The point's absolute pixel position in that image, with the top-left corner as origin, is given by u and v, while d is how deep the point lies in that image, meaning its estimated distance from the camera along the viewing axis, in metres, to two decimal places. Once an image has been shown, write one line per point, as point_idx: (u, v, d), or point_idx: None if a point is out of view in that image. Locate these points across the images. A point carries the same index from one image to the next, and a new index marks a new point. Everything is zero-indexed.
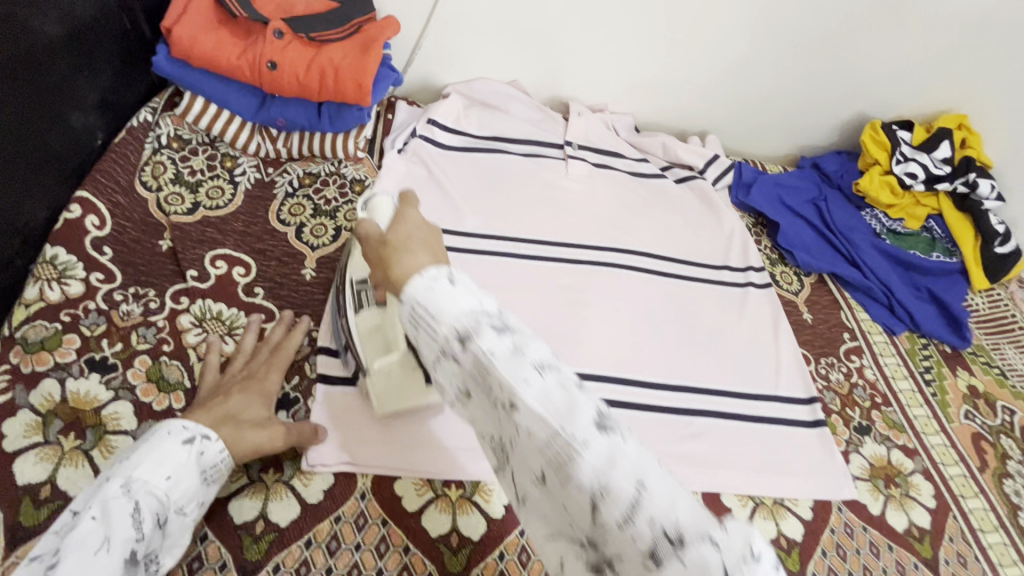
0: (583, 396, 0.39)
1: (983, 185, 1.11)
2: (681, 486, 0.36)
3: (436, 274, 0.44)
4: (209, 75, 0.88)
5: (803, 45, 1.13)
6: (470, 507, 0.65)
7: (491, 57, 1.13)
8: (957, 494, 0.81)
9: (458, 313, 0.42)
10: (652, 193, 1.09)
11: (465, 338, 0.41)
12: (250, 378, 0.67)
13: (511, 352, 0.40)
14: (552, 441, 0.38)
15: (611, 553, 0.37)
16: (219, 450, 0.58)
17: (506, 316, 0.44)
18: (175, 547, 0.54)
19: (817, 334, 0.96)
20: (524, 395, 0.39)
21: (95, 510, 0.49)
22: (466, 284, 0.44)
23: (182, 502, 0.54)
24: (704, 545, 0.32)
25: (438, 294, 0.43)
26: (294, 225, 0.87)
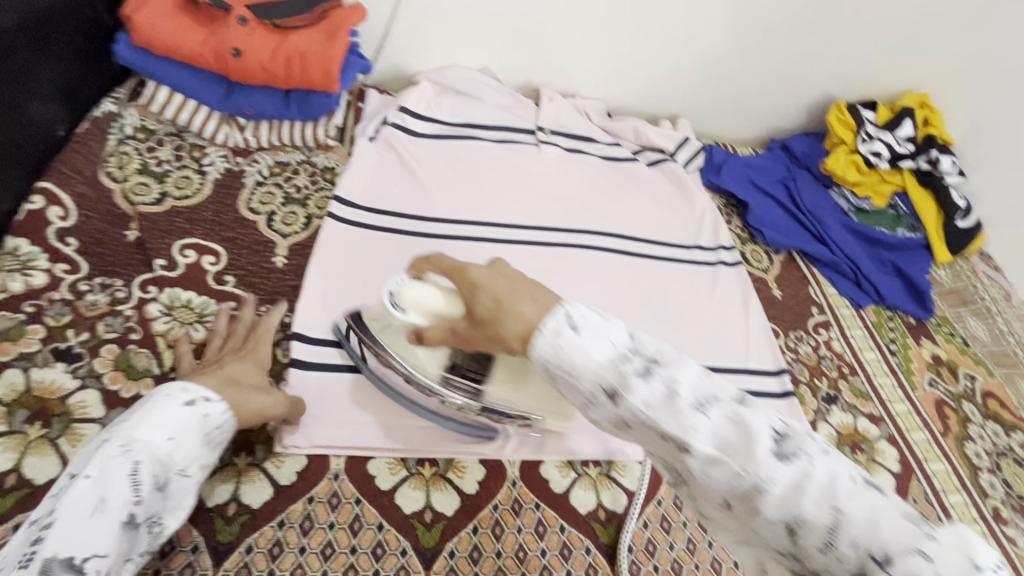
0: (756, 418, 0.39)
1: (945, 161, 1.15)
2: (883, 499, 0.35)
3: (555, 324, 0.44)
4: (173, 64, 0.87)
5: (769, 27, 1.15)
6: (443, 484, 0.65)
7: (461, 44, 1.13)
8: (920, 457, 0.83)
9: (596, 366, 0.42)
10: (623, 176, 1.11)
11: (615, 396, 0.42)
12: (243, 349, 0.69)
13: (667, 396, 0.40)
14: (742, 483, 0.37)
15: (814, 570, 0.36)
16: (223, 411, 0.59)
17: (646, 351, 0.43)
18: (178, 508, 0.55)
19: (786, 309, 0.98)
20: (697, 439, 0.39)
21: (93, 470, 0.50)
22: (588, 322, 0.44)
23: (183, 464, 0.55)
24: (913, 560, 0.32)
25: (569, 350, 0.43)
26: (264, 214, 0.87)
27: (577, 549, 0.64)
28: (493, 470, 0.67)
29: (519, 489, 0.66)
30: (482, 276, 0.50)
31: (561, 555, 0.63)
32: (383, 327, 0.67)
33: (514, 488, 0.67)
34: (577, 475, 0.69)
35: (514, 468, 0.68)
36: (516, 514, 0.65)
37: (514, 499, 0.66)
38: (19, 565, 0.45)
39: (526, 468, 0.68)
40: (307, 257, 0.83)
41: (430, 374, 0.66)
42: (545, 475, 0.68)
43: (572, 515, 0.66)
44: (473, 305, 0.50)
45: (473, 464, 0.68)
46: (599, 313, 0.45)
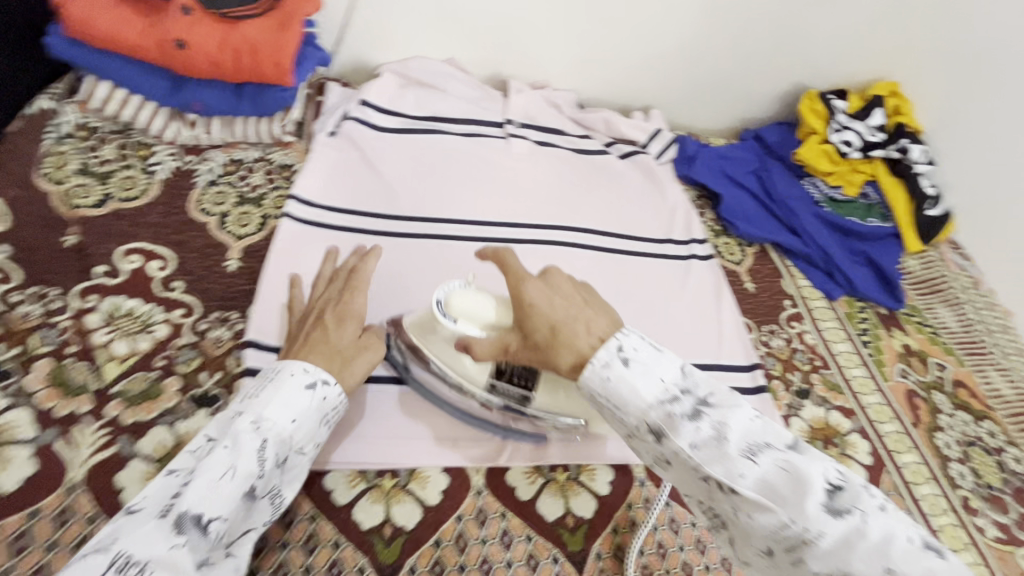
0: (811, 467, 0.46)
1: (915, 150, 1.15)
2: (928, 559, 0.41)
3: (606, 356, 0.53)
4: (113, 57, 0.82)
5: (739, 15, 1.13)
6: (405, 495, 0.63)
7: (425, 34, 1.09)
8: (891, 450, 0.83)
9: (644, 404, 0.50)
10: (595, 169, 1.08)
11: (661, 433, 0.50)
12: (338, 303, 0.68)
13: (715, 438, 0.48)
14: (787, 530, 0.44)
15: None
16: (338, 395, 0.62)
17: (696, 394, 0.51)
18: (292, 482, 0.58)
19: (758, 302, 0.97)
20: (744, 482, 0.46)
21: (228, 441, 0.53)
22: (638, 357, 0.52)
23: (302, 443, 0.58)
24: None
25: (619, 384, 0.51)
26: (216, 215, 0.82)
27: (544, 558, 0.62)
28: (456, 479, 0.66)
29: (484, 499, 0.64)
30: (538, 301, 0.57)
31: (527, 566, 0.61)
32: (428, 339, 0.65)
33: (479, 498, 0.65)
34: (544, 481, 0.68)
35: (479, 475, 0.67)
36: (480, 525, 0.63)
37: (479, 510, 0.64)
38: (157, 516, 0.48)
39: (492, 476, 0.67)
40: (262, 260, 0.79)
41: (476, 382, 0.65)
42: (511, 482, 0.67)
43: (540, 523, 0.64)
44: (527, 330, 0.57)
45: (436, 474, 0.66)
46: (651, 347, 0.53)
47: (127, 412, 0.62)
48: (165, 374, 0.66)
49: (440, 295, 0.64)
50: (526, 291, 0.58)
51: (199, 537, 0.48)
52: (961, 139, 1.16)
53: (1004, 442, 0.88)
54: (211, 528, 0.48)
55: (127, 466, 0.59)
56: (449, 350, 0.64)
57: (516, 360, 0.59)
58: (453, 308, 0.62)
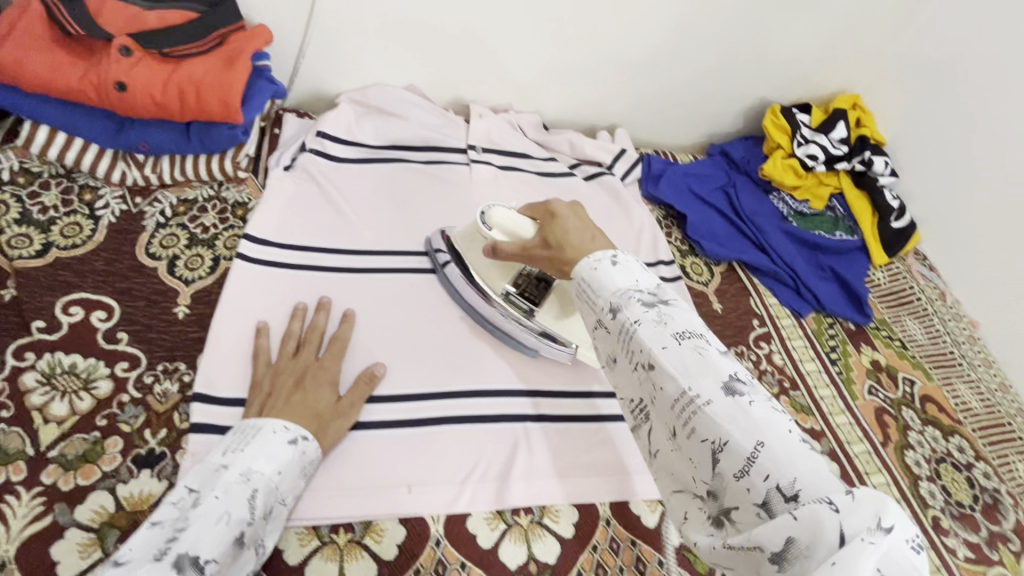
0: (722, 363, 0.47)
1: (878, 162, 1.15)
2: (804, 450, 0.42)
3: (601, 256, 0.56)
4: (52, 101, 0.80)
5: (699, 33, 1.12)
6: (359, 552, 0.62)
7: (384, 63, 1.07)
8: (861, 471, 0.82)
9: (616, 287, 0.53)
10: (559, 192, 1.07)
11: (618, 310, 0.51)
12: (318, 366, 0.70)
13: (657, 323, 0.49)
14: (688, 400, 0.46)
15: (727, 501, 0.44)
16: (316, 449, 0.62)
17: (657, 289, 0.53)
18: (274, 531, 0.58)
19: (727, 323, 0.96)
20: (664, 358, 0.48)
21: (218, 490, 0.53)
22: (627, 263, 0.55)
23: (285, 493, 0.58)
24: (816, 504, 0.39)
25: (599, 270, 0.54)
26: (165, 258, 0.80)
27: None
28: (414, 530, 0.64)
29: (443, 549, 0.63)
30: (561, 212, 0.65)
31: None
32: (473, 255, 0.84)
33: (438, 548, 0.64)
34: (506, 526, 0.67)
35: (439, 525, 0.65)
36: None
37: (437, 561, 0.63)
38: (154, 560, 0.48)
39: (451, 523, 0.65)
40: (213, 305, 0.77)
41: (497, 287, 0.82)
42: (472, 529, 0.66)
43: (501, 571, 0.63)
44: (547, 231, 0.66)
45: (393, 526, 0.64)
46: (637, 260, 0.55)
47: (64, 478, 0.60)
48: (106, 434, 0.64)
49: (484, 210, 0.79)
50: (553, 204, 0.67)
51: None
52: (922, 150, 1.17)
53: (974, 457, 0.87)
54: (208, 569, 0.49)
55: (64, 536, 0.57)
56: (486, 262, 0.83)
57: (530, 258, 0.69)
58: (493, 220, 0.76)
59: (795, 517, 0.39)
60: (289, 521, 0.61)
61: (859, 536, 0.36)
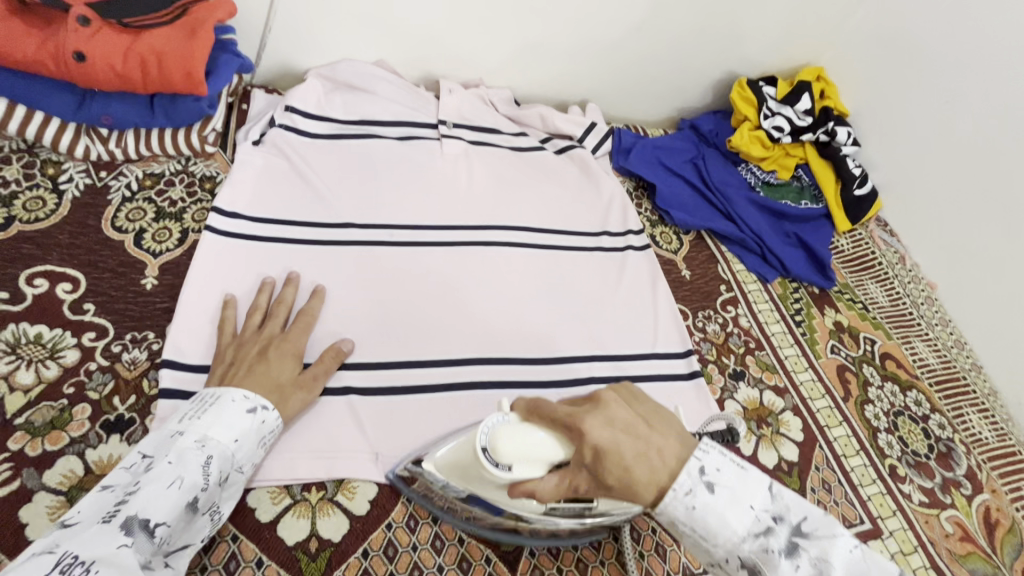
0: None
1: (841, 132, 1.17)
2: None
3: (691, 483, 0.47)
4: (9, 71, 0.78)
5: (664, 6, 1.14)
6: (331, 508, 0.63)
7: (351, 36, 1.07)
8: (823, 425, 0.85)
9: (735, 536, 0.46)
10: (530, 165, 1.08)
11: (757, 568, 0.46)
12: (283, 340, 0.70)
13: (813, 570, 0.45)
14: None
15: None
16: (276, 419, 0.62)
17: (782, 514, 0.47)
18: (231, 498, 0.59)
19: (695, 289, 0.99)
20: None
21: (172, 456, 0.53)
22: (727, 486, 0.47)
23: (243, 462, 0.59)
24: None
25: (708, 517, 0.46)
26: (132, 232, 0.79)
27: (477, 560, 0.63)
28: (386, 488, 0.66)
29: (414, 505, 0.64)
30: (607, 444, 0.48)
31: (459, 569, 0.62)
32: (470, 481, 0.56)
33: (410, 504, 0.65)
34: None
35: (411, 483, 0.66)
36: (411, 531, 0.63)
37: (409, 516, 0.64)
38: (102, 521, 0.48)
39: None
40: (181, 276, 0.77)
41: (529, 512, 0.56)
42: None
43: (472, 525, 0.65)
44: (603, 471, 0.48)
45: (365, 484, 0.65)
46: (736, 468, 0.48)
47: (32, 443, 0.60)
48: (75, 401, 0.64)
49: (481, 437, 0.53)
50: (593, 435, 0.48)
51: (145, 541, 0.49)
52: (882, 120, 1.20)
53: (929, 409, 0.91)
54: (157, 533, 0.49)
55: (32, 499, 0.57)
56: (500, 492, 0.55)
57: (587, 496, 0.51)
58: (504, 456, 0.51)
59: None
60: (256, 480, 0.62)
61: None
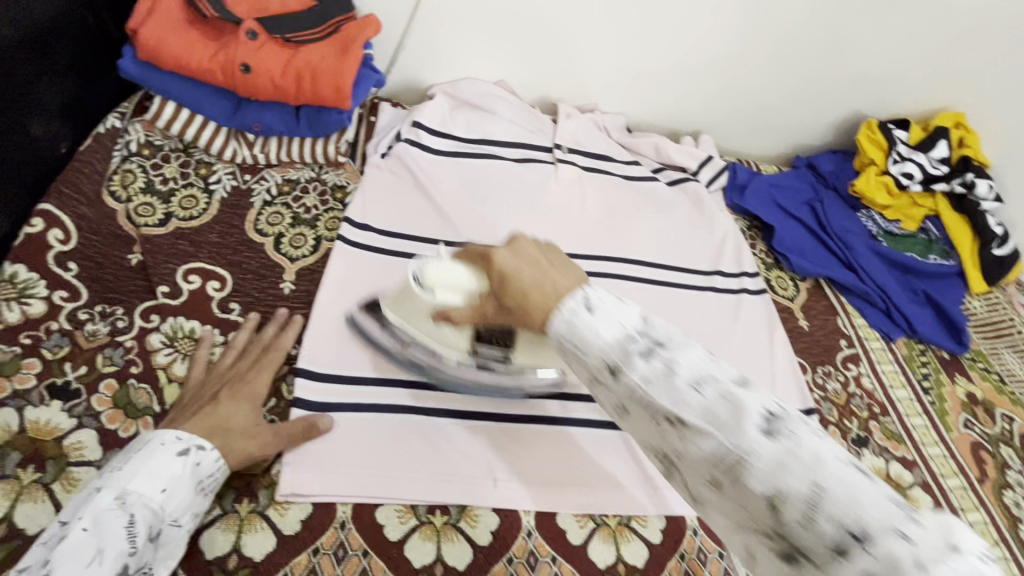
0: (752, 398, 0.39)
1: (981, 185, 1.09)
2: (868, 481, 0.35)
3: (573, 303, 0.48)
4: (180, 78, 0.84)
5: (796, 43, 1.10)
6: (455, 535, 0.63)
7: (478, 56, 1.08)
8: (956, 507, 0.79)
9: (604, 343, 0.45)
10: (643, 196, 1.06)
11: (617, 370, 0.44)
12: (239, 380, 0.66)
13: (666, 373, 0.42)
14: (727, 458, 0.38)
15: (802, 553, 0.36)
16: (214, 459, 0.58)
17: (654, 333, 0.45)
18: (169, 556, 0.55)
19: (814, 341, 0.94)
20: (687, 413, 0.40)
21: (87, 521, 0.51)
22: (603, 305, 0.47)
23: (176, 514, 0.55)
24: (890, 538, 0.32)
25: (579, 324, 0.46)
26: (272, 236, 0.83)
27: None
28: (507, 519, 0.65)
29: (535, 541, 0.64)
30: (507, 267, 0.54)
31: None
32: (408, 313, 0.69)
33: (529, 539, 0.65)
34: (595, 525, 0.67)
35: (529, 516, 0.66)
36: (532, 568, 0.63)
37: (529, 552, 0.64)
38: None
39: (541, 516, 0.66)
40: (316, 283, 0.80)
41: (458, 348, 0.68)
42: (562, 525, 0.66)
43: (590, 568, 0.64)
44: (502, 291, 0.54)
45: (487, 514, 0.65)
46: (614, 296, 0.48)
47: None
48: None
49: (417, 265, 0.66)
50: (496, 261, 0.54)
51: None
52: None
53: None
54: None
55: None
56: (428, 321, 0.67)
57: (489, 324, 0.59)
58: (427, 281, 0.63)
59: (877, 562, 0.33)
60: (387, 496, 0.64)
61: (947, 565, 0.31)
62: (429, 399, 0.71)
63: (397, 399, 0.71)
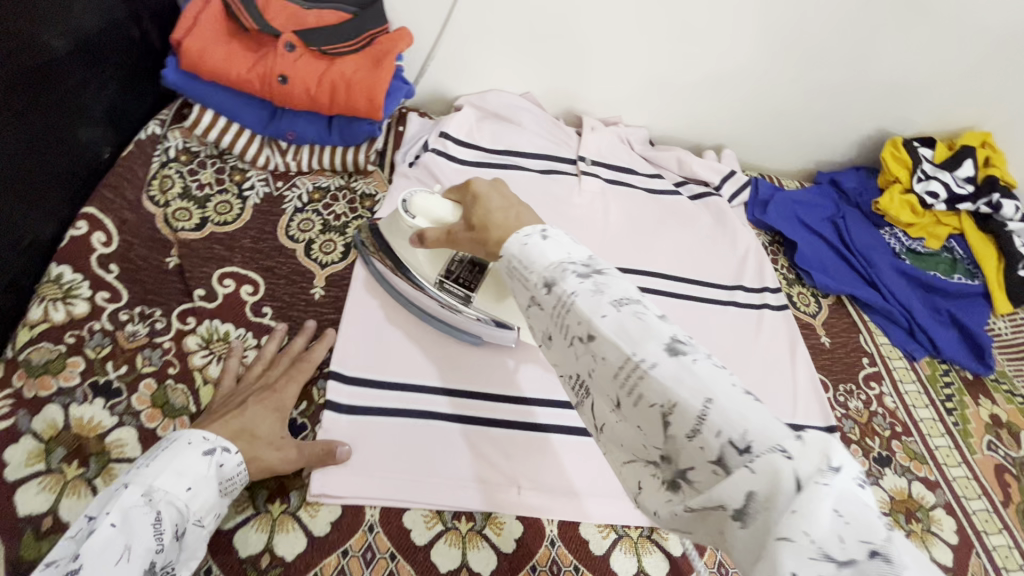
0: (663, 326, 0.42)
1: (1007, 206, 1.09)
2: (754, 403, 0.38)
3: (531, 231, 0.52)
4: (219, 87, 0.86)
5: (821, 60, 1.10)
6: (480, 542, 0.64)
7: (505, 70, 1.10)
8: (980, 530, 0.79)
9: (546, 263, 0.49)
10: (665, 209, 1.06)
11: (551, 284, 0.47)
12: (267, 390, 0.68)
13: (594, 291, 0.45)
14: (629, 369, 0.42)
15: (684, 463, 0.40)
16: (237, 462, 0.60)
17: (592, 261, 0.49)
18: (190, 557, 0.55)
19: (835, 359, 0.94)
20: (602, 326, 0.43)
21: (116, 517, 0.50)
22: (558, 238, 0.51)
23: (200, 513, 0.55)
24: (770, 454, 0.35)
25: (531, 247, 0.50)
26: (303, 242, 0.85)
27: None
28: (531, 526, 0.66)
29: (558, 550, 0.65)
30: (482, 192, 0.62)
31: None
32: (395, 239, 0.76)
33: (553, 548, 0.66)
34: (617, 537, 0.67)
35: (552, 525, 0.67)
36: None
37: (553, 560, 0.65)
38: None
39: (564, 525, 0.67)
40: (345, 289, 0.82)
41: (428, 278, 0.75)
42: (584, 535, 0.67)
43: None
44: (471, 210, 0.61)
45: (511, 521, 0.66)
46: (569, 236, 0.52)
47: None
48: None
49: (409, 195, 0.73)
50: (474, 187, 0.63)
51: None
52: None
53: None
54: None
55: None
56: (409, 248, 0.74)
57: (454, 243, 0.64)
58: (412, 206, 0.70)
59: (754, 473, 0.35)
60: (415, 501, 0.65)
61: (812, 479, 0.34)
62: (459, 406, 0.72)
63: (427, 407, 0.71)
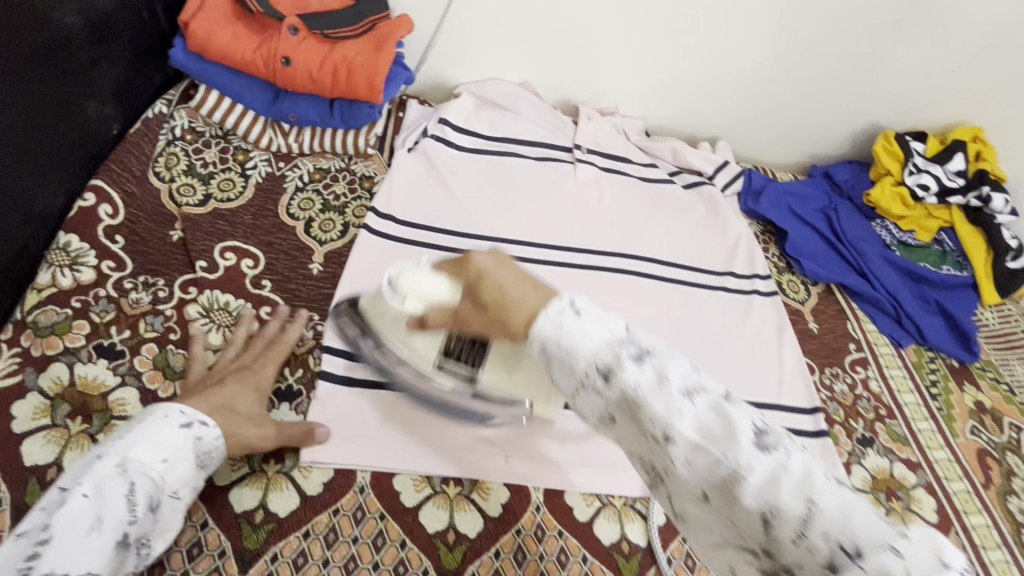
0: (739, 412, 0.39)
1: (997, 200, 1.10)
2: (850, 493, 0.36)
3: (560, 307, 0.46)
4: (224, 69, 0.89)
5: (814, 54, 1.12)
6: (468, 505, 0.66)
7: (504, 59, 1.13)
8: (960, 510, 0.80)
9: (593, 347, 0.43)
10: (659, 197, 1.08)
11: (607, 374, 0.43)
12: (245, 369, 0.69)
13: (657, 381, 0.41)
14: (720, 471, 0.38)
15: (789, 564, 0.37)
16: (215, 437, 0.61)
17: (637, 336, 0.44)
18: (166, 529, 0.57)
19: (822, 344, 0.96)
20: (680, 424, 0.39)
21: (88, 488, 0.51)
22: (590, 311, 0.45)
23: (175, 486, 0.57)
24: (883, 554, 0.33)
25: (567, 330, 0.44)
26: (302, 219, 0.88)
27: None
28: (517, 493, 0.68)
29: (543, 515, 0.67)
30: (488, 266, 0.52)
31: None
32: (380, 315, 0.67)
33: (538, 513, 0.67)
34: (601, 505, 0.69)
35: (538, 493, 0.69)
36: (539, 540, 0.66)
37: (537, 526, 0.66)
38: None
39: (550, 493, 0.69)
40: (342, 266, 0.84)
41: (425, 362, 0.67)
42: (569, 503, 0.69)
43: (595, 545, 0.66)
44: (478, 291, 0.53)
45: (498, 487, 0.68)
46: (599, 305, 0.46)
47: None
48: None
49: (393, 272, 0.64)
50: (477, 262, 0.53)
51: None
52: None
53: None
54: None
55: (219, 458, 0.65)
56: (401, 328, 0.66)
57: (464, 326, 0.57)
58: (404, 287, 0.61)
59: None
60: (405, 466, 0.67)
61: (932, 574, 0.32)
62: None
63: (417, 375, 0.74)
